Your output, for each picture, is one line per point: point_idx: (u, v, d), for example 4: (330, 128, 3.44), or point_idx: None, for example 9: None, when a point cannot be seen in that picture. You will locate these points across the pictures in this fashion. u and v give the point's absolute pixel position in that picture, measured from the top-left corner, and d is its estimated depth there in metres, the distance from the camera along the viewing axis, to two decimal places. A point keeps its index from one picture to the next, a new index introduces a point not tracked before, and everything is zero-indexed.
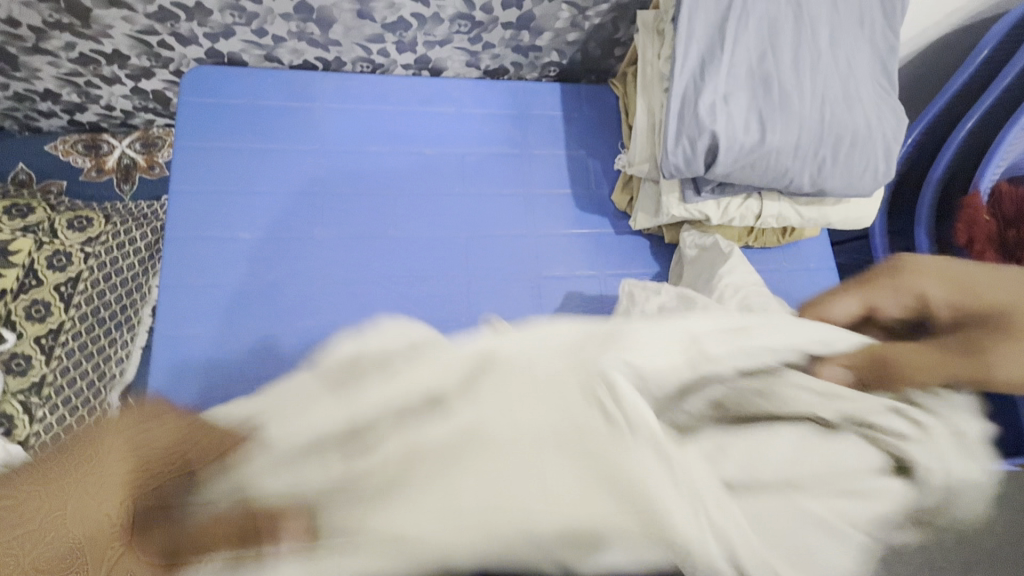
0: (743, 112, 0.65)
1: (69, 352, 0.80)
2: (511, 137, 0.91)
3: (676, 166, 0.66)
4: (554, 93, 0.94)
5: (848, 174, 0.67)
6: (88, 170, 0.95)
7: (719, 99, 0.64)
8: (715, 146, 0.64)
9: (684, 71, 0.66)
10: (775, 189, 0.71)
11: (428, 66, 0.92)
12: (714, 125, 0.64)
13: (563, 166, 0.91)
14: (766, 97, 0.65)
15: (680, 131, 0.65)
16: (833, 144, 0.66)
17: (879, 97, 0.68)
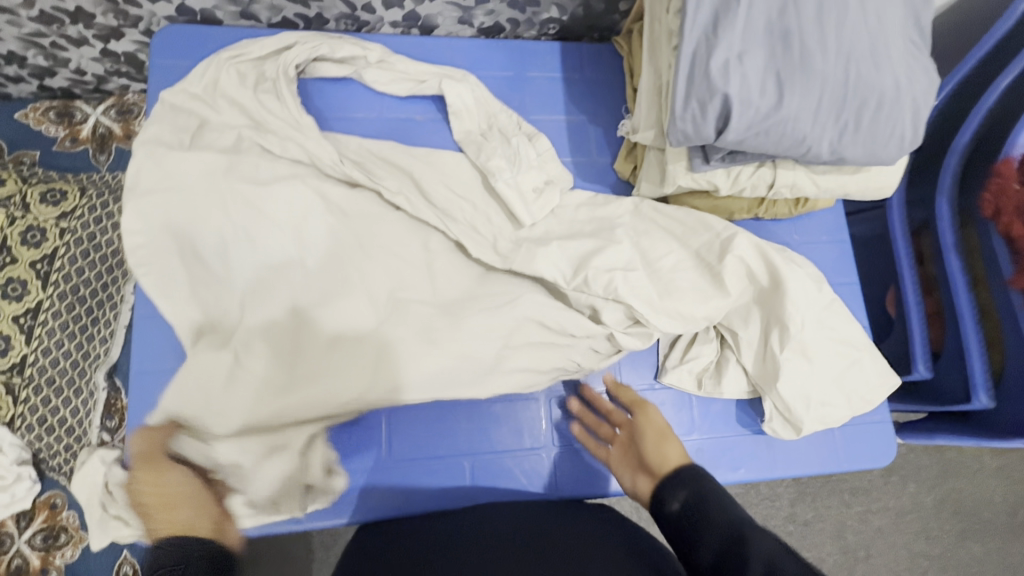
0: (759, 73, 0.59)
1: (48, 332, 0.77)
2: (508, 102, 0.85)
3: (684, 133, 0.61)
4: (554, 52, 0.87)
5: (872, 142, 0.62)
6: (62, 140, 0.91)
7: (733, 59, 0.59)
8: (727, 109, 0.59)
9: (695, 26, 0.60)
10: (791, 157, 0.65)
11: (418, 23, 0.85)
12: (727, 88, 0.58)
13: (563, 133, 0.85)
14: (786, 56, 0.60)
15: (689, 93, 0.60)
16: (856, 108, 0.60)
17: (910, 56, 0.62)
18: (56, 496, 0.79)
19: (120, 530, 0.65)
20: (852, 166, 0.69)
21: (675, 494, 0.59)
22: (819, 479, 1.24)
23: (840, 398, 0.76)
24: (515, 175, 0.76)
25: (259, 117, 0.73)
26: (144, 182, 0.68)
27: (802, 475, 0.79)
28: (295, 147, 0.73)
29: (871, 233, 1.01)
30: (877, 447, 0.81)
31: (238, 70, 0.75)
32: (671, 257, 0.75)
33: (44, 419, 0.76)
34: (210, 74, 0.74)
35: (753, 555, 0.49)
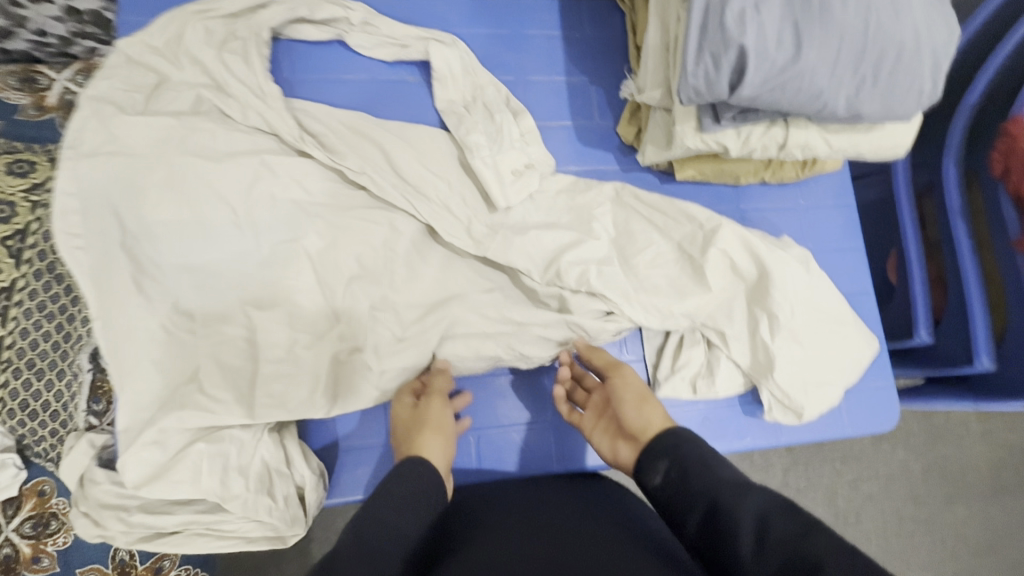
0: (777, 23, 0.56)
1: (24, 313, 0.73)
2: (504, 62, 0.80)
3: (696, 90, 0.58)
4: (552, 9, 0.83)
5: (890, 99, 0.59)
6: (24, 108, 0.83)
7: (750, 8, 0.55)
8: (742, 63, 0.56)
9: None
10: (804, 115, 0.63)
11: None
12: (743, 39, 0.55)
13: (562, 95, 0.81)
14: (805, 5, 0.56)
15: (702, 46, 0.57)
16: (877, 61, 0.58)
17: (932, 6, 0.59)
18: (45, 482, 0.75)
19: (90, 530, 0.61)
20: (865, 125, 0.67)
21: (656, 467, 0.54)
22: (812, 446, 1.25)
23: (837, 376, 0.75)
24: (507, 146, 0.73)
25: (241, 78, 0.68)
26: (118, 149, 0.64)
27: (810, 441, 0.79)
28: (281, 111, 0.68)
29: (872, 198, 0.99)
30: (878, 411, 0.81)
31: (215, 28, 0.70)
32: (652, 249, 0.74)
33: (25, 403, 0.73)
34: (173, 27, 0.69)
35: (741, 510, 0.46)
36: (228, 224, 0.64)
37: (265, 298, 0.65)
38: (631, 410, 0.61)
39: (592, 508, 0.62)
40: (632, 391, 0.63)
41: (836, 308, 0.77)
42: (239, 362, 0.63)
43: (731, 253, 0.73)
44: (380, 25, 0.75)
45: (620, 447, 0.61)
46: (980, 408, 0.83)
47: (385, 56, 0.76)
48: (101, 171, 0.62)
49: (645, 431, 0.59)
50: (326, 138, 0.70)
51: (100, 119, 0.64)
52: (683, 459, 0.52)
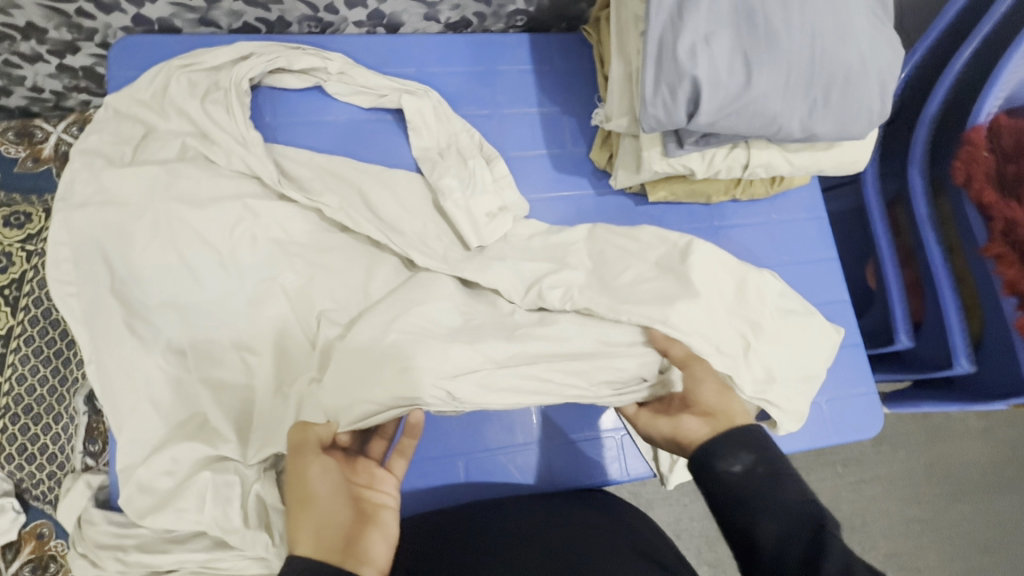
0: (727, 53, 0.59)
1: (22, 359, 0.75)
2: (478, 96, 0.84)
3: (656, 119, 0.61)
4: (522, 44, 0.87)
5: (842, 118, 0.62)
6: (22, 161, 0.89)
7: (700, 40, 0.58)
8: (696, 93, 0.59)
9: (660, 10, 0.60)
10: (763, 137, 0.65)
11: (383, 21, 0.83)
12: (696, 70, 0.58)
13: (536, 125, 0.85)
14: (753, 34, 0.59)
15: (658, 78, 0.59)
16: (826, 82, 0.60)
17: (874, 27, 0.63)
18: (43, 525, 0.76)
19: (88, 570, 0.62)
20: (824, 142, 0.69)
21: (739, 456, 0.57)
22: (811, 454, 1.26)
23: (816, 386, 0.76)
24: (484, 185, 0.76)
25: (224, 126, 0.71)
26: (113, 201, 0.67)
27: (795, 451, 0.79)
28: (264, 154, 0.71)
29: (846, 209, 1.02)
30: (863, 417, 0.82)
31: (195, 79, 0.73)
32: (629, 270, 0.76)
33: (24, 447, 0.75)
34: (160, 83, 0.72)
35: (832, 545, 0.50)
36: (216, 265, 0.67)
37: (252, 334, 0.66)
38: (711, 395, 0.64)
39: (585, 520, 0.66)
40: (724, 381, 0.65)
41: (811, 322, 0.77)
42: (228, 400, 0.65)
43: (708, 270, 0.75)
44: (357, 74, 0.78)
45: (689, 433, 0.62)
46: (966, 410, 0.84)
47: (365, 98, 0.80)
48: (95, 222, 0.66)
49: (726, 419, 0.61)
50: (310, 178, 0.73)
51: (95, 174, 0.67)
52: (771, 462, 0.56)
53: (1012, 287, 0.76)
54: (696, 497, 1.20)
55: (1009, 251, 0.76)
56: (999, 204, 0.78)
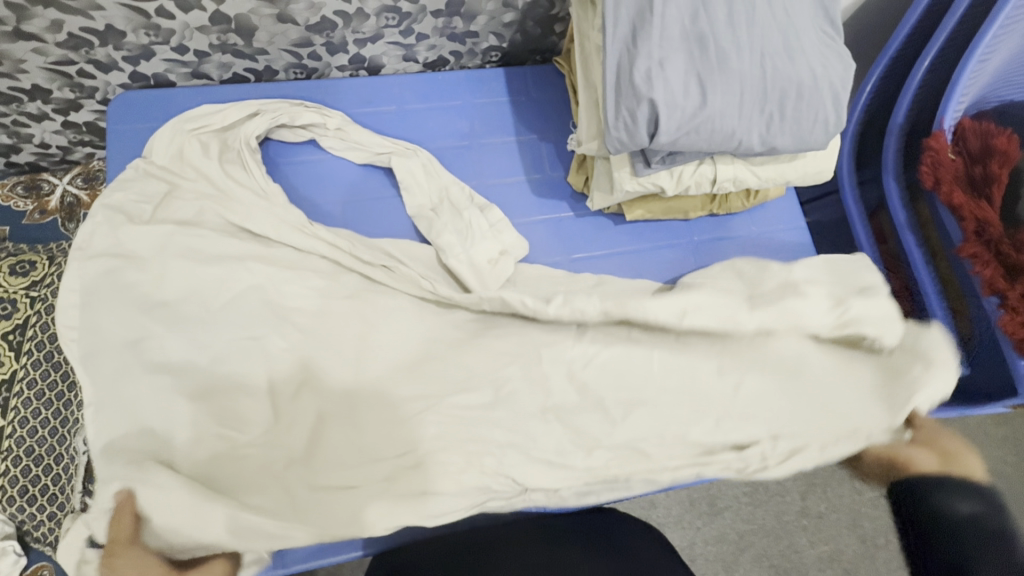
0: (682, 74, 0.62)
1: (24, 401, 0.78)
2: (459, 129, 0.88)
3: (619, 141, 0.63)
4: (498, 78, 0.91)
5: (799, 129, 0.64)
6: (30, 213, 0.94)
7: (656, 65, 0.61)
8: (655, 114, 0.61)
9: (615, 40, 0.63)
10: (726, 152, 0.68)
11: (364, 64, 0.88)
12: (652, 91, 0.61)
13: (514, 153, 0.88)
14: (704, 56, 0.62)
15: (618, 103, 0.62)
16: (779, 97, 0.63)
17: (821, 43, 0.66)
18: (45, 567, 0.77)
19: None
20: (788, 154, 0.71)
21: None
22: (824, 467, 1.24)
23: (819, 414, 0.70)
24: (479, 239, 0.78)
25: (243, 182, 0.77)
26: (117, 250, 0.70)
27: None
28: (255, 194, 0.75)
29: (828, 218, 1.03)
30: None
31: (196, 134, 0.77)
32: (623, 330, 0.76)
33: (24, 488, 0.76)
34: (170, 141, 0.76)
35: None
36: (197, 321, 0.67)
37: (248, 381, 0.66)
38: None
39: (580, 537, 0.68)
40: None
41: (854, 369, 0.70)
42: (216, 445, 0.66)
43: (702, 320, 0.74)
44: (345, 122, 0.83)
45: None
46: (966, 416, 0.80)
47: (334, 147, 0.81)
48: (93, 266, 0.69)
49: None
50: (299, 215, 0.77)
51: (96, 223, 0.71)
52: None
53: (991, 286, 0.78)
54: (707, 518, 1.18)
55: (983, 250, 0.79)
56: (969, 205, 0.81)
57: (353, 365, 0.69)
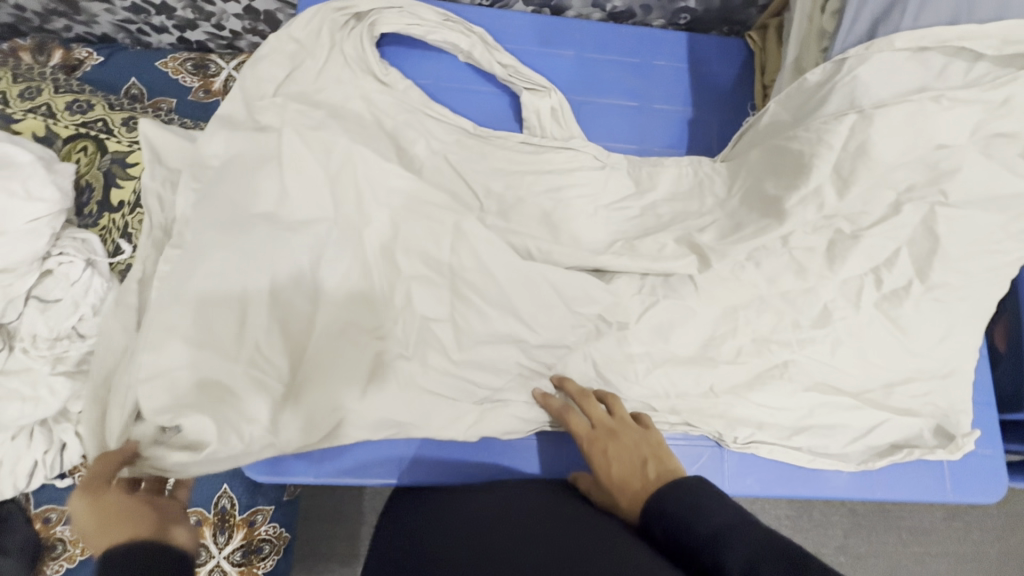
0: (782, 440, 0.74)
1: None
2: (631, 88, 0.84)
3: (803, 149, 0.65)
4: (682, 43, 0.86)
5: (986, 255, 0.69)
6: (195, 90, 0.93)
7: (749, 274, 0.71)
8: (858, 123, 0.62)
9: (849, 36, 0.65)
10: (912, 176, 0.66)
11: (551, 3, 0.86)
12: (757, 361, 0.73)
13: (682, 125, 0.84)
14: (832, 240, 0.70)
15: (833, 95, 0.64)
16: (935, 191, 0.66)
17: (983, 143, 0.65)
18: None
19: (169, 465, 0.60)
20: (983, 195, 0.67)
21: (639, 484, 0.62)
22: (875, 510, 1.19)
23: (837, 343, 0.72)
24: (625, 222, 0.75)
25: (409, 139, 0.75)
26: (280, 123, 0.71)
27: (903, 500, 0.77)
28: (424, 128, 0.77)
29: None
30: (985, 480, 0.78)
31: (337, 20, 0.78)
32: (738, 342, 0.73)
33: None
34: (357, 83, 0.76)
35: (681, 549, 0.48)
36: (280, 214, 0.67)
37: (292, 390, 0.63)
38: (620, 465, 0.59)
39: None
40: (630, 460, 0.59)
41: (916, 414, 0.75)
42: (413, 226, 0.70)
43: (763, 343, 0.72)
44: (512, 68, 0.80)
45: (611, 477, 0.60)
46: None
47: (427, 271, 0.69)
48: (255, 139, 0.69)
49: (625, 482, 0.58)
50: (473, 152, 0.77)
51: (268, 107, 0.72)
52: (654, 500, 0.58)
53: None
54: None
55: None
56: None
57: (493, 181, 0.76)
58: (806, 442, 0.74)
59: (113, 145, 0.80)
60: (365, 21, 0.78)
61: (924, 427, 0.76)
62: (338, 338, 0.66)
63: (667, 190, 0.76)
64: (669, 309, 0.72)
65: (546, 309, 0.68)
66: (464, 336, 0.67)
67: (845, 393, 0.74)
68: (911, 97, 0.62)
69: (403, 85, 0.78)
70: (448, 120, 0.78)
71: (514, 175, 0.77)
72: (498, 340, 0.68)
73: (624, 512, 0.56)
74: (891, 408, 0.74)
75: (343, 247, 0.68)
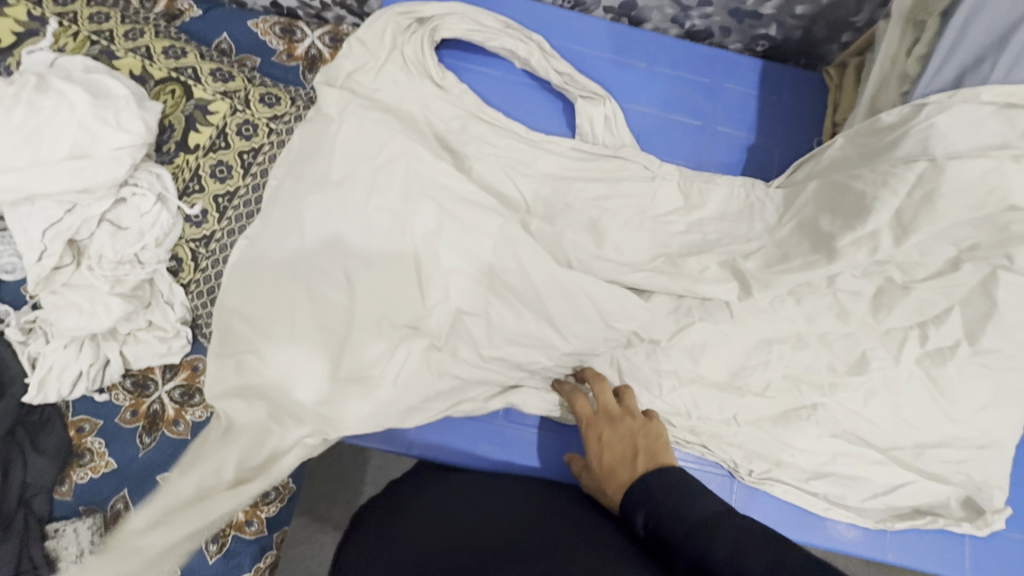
0: (798, 482, 0.72)
1: (237, 217, 0.82)
2: (697, 107, 0.84)
3: (861, 193, 0.64)
4: (756, 69, 0.86)
5: None
6: (279, 54, 0.98)
7: (788, 309, 0.70)
8: (927, 173, 0.60)
9: (932, 83, 0.64)
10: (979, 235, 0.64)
11: (631, 13, 0.86)
12: (782, 398, 0.71)
13: (744, 151, 0.83)
14: (881, 287, 0.69)
15: (904, 140, 0.63)
16: (1000, 253, 0.63)
17: None
18: (199, 359, 0.87)
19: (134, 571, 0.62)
20: None
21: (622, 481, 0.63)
22: None
23: (870, 393, 0.70)
24: (670, 237, 0.75)
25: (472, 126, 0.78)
26: (357, 108, 0.77)
27: (917, 568, 0.74)
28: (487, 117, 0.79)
29: None
30: (1009, 564, 0.74)
31: (400, 24, 0.80)
32: (766, 375, 0.71)
33: (211, 289, 0.83)
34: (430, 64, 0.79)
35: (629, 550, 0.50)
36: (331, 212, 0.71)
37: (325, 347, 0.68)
38: (612, 455, 0.62)
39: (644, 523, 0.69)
40: (622, 451, 0.62)
41: (943, 481, 0.72)
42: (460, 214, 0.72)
43: (792, 381, 0.71)
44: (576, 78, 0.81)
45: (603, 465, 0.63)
46: None
47: (468, 268, 0.71)
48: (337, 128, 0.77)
49: (613, 472, 0.61)
50: (531, 147, 0.78)
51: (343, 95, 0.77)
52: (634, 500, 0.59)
53: None
54: None
55: None
56: None
57: (546, 179, 0.77)
58: (822, 489, 0.72)
59: (198, 92, 0.84)
60: (426, 27, 0.79)
61: (952, 495, 0.73)
62: (371, 317, 0.70)
63: (716, 209, 0.76)
64: (701, 330, 0.71)
65: (574, 313, 0.69)
66: (496, 333, 0.70)
67: (871, 446, 0.71)
68: (989, 153, 0.60)
69: (458, 90, 0.80)
70: (501, 124, 0.79)
71: (567, 174, 0.78)
72: (526, 329, 0.70)
73: (610, 499, 0.61)
74: (917, 471, 0.72)
75: (394, 233, 0.71)
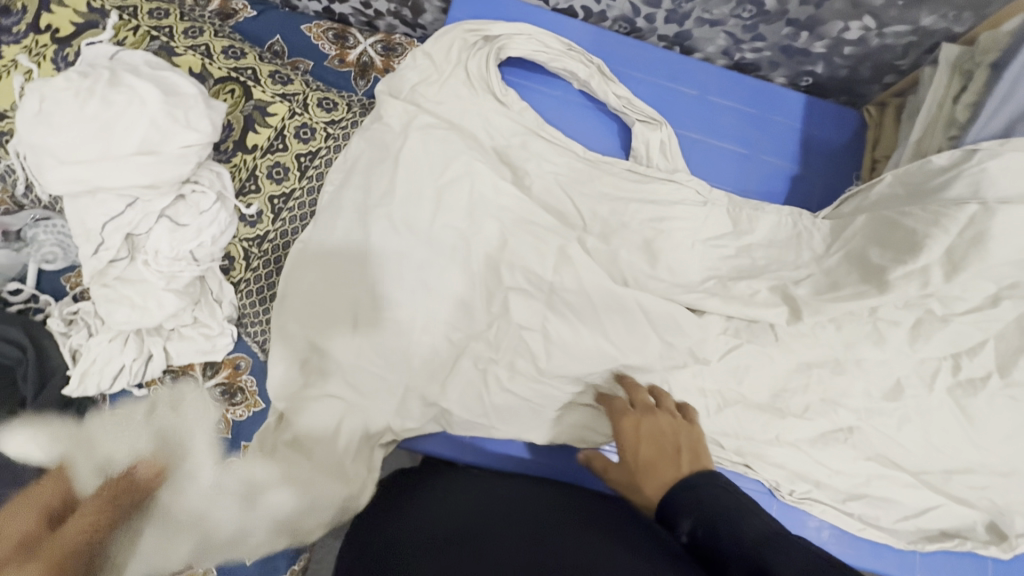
0: (834, 503, 0.75)
1: (291, 219, 0.82)
2: (744, 135, 0.87)
3: (915, 229, 0.67)
4: (801, 103, 0.89)
5: None
6: (331, 58, 0.99)
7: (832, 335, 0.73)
8: (977, 214, 0.64)
9: (983, 129, 0.68)
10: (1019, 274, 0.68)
11: (684, 42, 0.90)
12: (823, 421, 0.74)
13: (787, 181, 0.86)
14: (921, 318, 0.72)
15: (955, 182, 0.67)
16: None
17: None
18: (242, 357, 0.85)
19: None
20: None
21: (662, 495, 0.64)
22: None
23: (907, 419, 0.73)
24: (720, 260, 0.78)
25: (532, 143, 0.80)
26: (424, 117, 0.79)
27: None
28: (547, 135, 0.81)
29: None
30: None
31: (467, 40, 0.82)
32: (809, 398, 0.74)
33: (261, 289, 0.83)
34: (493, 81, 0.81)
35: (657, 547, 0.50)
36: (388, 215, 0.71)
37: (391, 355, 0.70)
38: (651, 451, 0.62)
39: None
40: (664, 449, 0.61)
41: (970, 506, 0.75)
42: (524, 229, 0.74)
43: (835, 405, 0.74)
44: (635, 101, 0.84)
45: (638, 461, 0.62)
46: None
47: (527, 285, 0.73)
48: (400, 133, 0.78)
49: (654, 467, 0.60)
50: (588, 167, 0.81)
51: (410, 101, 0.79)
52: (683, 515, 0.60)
53: None
54: None
55: None
56: None
57: (602, 198, 0.79)
58: (856, 509, 0.75)
59: (258, 93, 0.85)
60: (493, 44, 0.81)
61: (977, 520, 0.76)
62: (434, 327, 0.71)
63: (764, 236, 0.79)
64: (749, 352, 0.74)
65: (631, 327, 0.72)
66: (554, 348, 0.71)
67: (905, 470, 0.74)
68: None
69: (520, 106, 0.82)
70: (559, 141, 0.82)
71: (623, 195, 0.80)
72: (585, 346, 0.71)
73: (643, 497, 0.59)
74: (947, 496, 0.75)
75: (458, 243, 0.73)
